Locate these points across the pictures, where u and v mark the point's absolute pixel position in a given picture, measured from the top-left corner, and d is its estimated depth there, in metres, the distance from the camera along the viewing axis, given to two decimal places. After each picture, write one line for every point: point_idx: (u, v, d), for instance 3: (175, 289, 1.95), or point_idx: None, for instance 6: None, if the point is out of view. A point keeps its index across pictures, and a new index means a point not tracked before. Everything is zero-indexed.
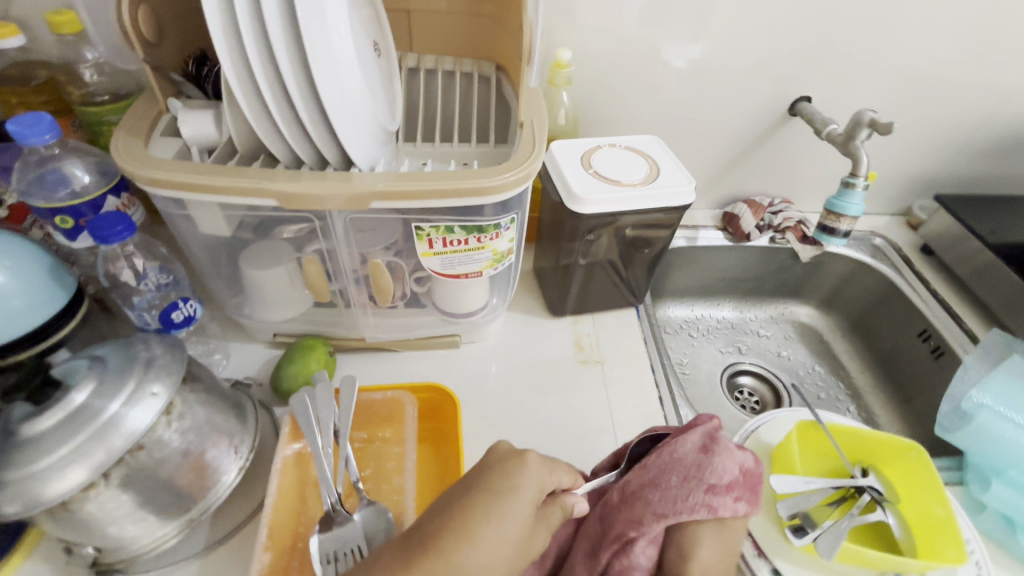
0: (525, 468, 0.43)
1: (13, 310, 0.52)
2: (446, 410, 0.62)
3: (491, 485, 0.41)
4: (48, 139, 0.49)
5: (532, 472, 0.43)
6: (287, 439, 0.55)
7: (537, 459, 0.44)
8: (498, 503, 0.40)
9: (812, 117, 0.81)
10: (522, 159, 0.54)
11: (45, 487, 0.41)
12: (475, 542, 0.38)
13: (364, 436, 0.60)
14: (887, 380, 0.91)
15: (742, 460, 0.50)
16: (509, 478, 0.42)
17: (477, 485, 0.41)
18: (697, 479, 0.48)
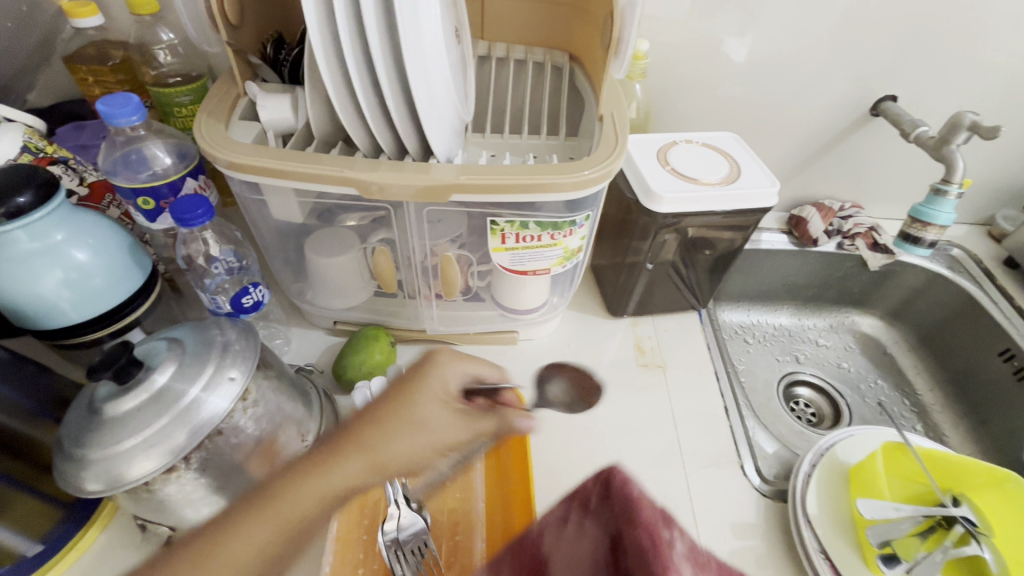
0: (437, 366, 0.56)
1: (95, 288, 0.52)
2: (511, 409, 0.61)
3: (411, 386, 0.54)
4: (134, 120, 0.49)
5: (448, 365, 0.56)
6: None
7: (453, 356, 0.58)
8: (419, 391, 0.53)
9: (899, 118, 0.76)
10: (604, 154, 0.52)
11: (129, 467, 0.42)
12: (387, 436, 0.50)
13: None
14: (960, 400, 0.86)
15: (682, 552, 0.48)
16: (429, 373, 0.55)
17: (402, 384, 0.55)
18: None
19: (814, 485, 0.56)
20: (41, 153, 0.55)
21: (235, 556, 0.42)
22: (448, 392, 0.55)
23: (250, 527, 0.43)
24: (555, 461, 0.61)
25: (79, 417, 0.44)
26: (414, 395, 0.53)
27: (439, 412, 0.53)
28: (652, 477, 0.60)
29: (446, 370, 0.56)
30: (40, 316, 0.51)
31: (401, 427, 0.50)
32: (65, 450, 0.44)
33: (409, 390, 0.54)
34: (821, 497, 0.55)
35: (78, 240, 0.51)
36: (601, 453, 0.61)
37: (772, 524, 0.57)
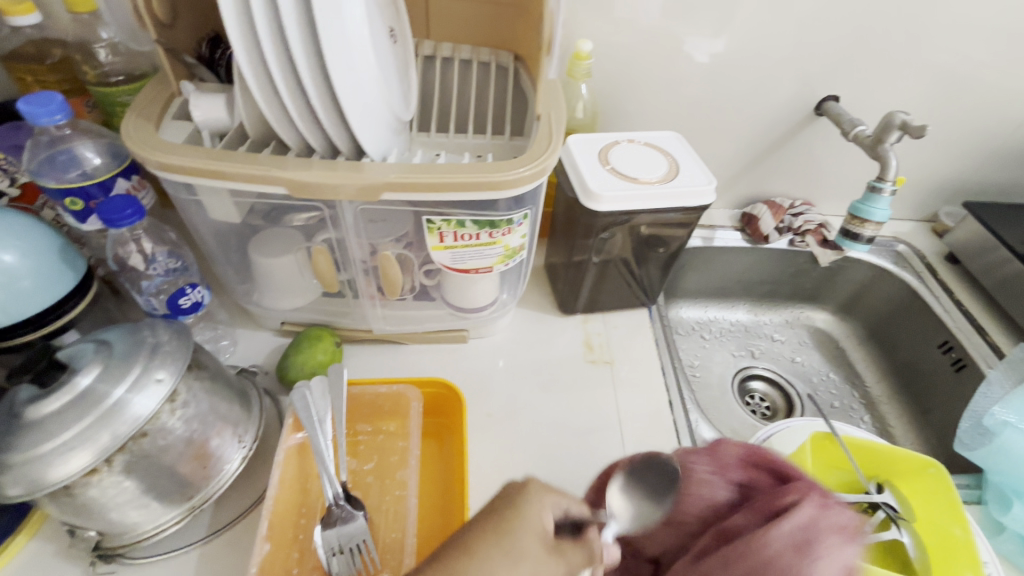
0: (529, 494, 0.42)
1: (24, 290, 0.51)
2: (452, 405, 0.61)
3: (507, 512, 0.40)
4: (59, 119, 0.48)
5: (540, 498, 0.42)
6: (289, 429, 0.54)
7: (545, 487, 0.43)
8: (509, 525, 0.39)
9: (839, 118, 0.78)
10: (539, 152, 0.53)
11: (48, 470, 0.41)
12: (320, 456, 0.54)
13: (370, 427, 0.60)
14: (904, 391, 0.89)
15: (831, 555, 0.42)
16: (520, 501, 0.41)
17: (498, 510, 0.40)
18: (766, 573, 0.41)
19: None
20: None
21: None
22: (545, 530, 0.40)
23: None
24: (500, 458, 0.61)
25: None
26: (506, 538, 0.38)
27: (538, 555, 0.39)
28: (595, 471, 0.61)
29: (540, 506, 0.41)
30: None
31: (493, 542, 0.38)
32: None
33: (506, 509, 0.40)
34: None
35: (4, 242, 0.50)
36: (547, 449, 0.62)
37: None
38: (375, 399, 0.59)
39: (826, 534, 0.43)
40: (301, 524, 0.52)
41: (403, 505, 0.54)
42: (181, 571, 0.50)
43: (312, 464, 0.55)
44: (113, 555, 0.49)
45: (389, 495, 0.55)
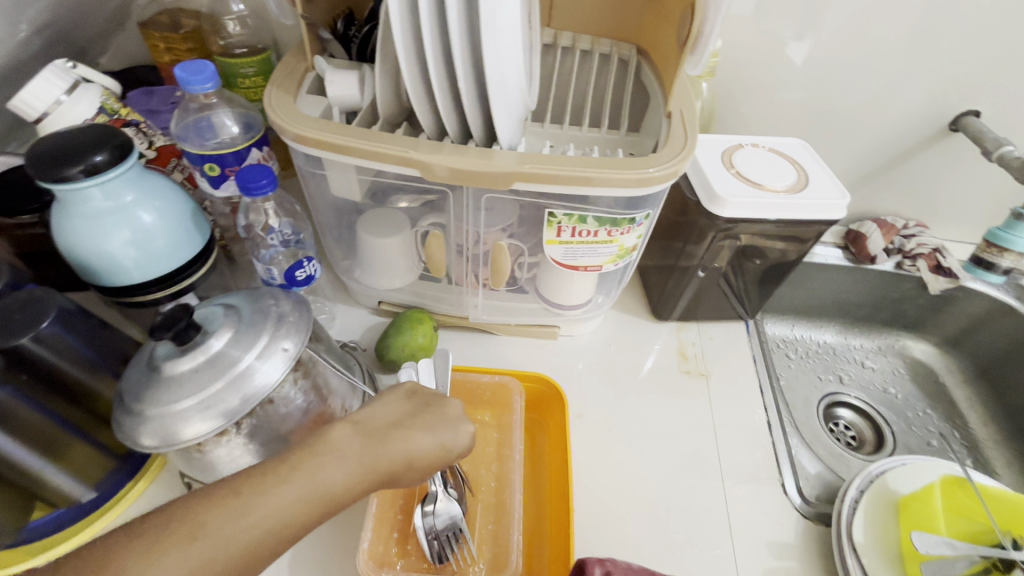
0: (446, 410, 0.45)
1: (158, 250, 0.54)
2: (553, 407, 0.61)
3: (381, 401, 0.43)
4: (208, 88, 0.50)
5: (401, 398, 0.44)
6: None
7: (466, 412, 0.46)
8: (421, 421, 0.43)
9: (981, 136, 0.71)
10: (672, 153, 0.50)
11: (184, 427, 0.43)
12: (398, 437, 0.42)
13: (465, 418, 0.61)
14: (1015, 437, 0.82)
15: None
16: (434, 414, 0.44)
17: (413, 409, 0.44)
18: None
19: (860, 514, 0.54)
20: (117, 115, 0.57)
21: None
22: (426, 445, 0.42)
23: (186, 537, 0.33)
24: (590, 461, 0.60)
25: (139, 373, 0.46)
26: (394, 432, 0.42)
27: (404, 430, 0.42)
28: (689, 486, 0.59)
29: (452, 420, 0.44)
30: (107, 273, 0.52)
31: (400, 439, 0.41)
32: (124, 403, 0.45)
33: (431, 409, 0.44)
34: (868, 525, 0.53)
35: (146, 202, 0.52)
36: (638, 456, 0.61)
37: (813, 547, 0.55)
38: (476, 387, 0.61)
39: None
40: (401, 506, 0.53)
41: (500, 498, 0.55)
42: None
43: None
44: None
45: (485, 486, 0.56)
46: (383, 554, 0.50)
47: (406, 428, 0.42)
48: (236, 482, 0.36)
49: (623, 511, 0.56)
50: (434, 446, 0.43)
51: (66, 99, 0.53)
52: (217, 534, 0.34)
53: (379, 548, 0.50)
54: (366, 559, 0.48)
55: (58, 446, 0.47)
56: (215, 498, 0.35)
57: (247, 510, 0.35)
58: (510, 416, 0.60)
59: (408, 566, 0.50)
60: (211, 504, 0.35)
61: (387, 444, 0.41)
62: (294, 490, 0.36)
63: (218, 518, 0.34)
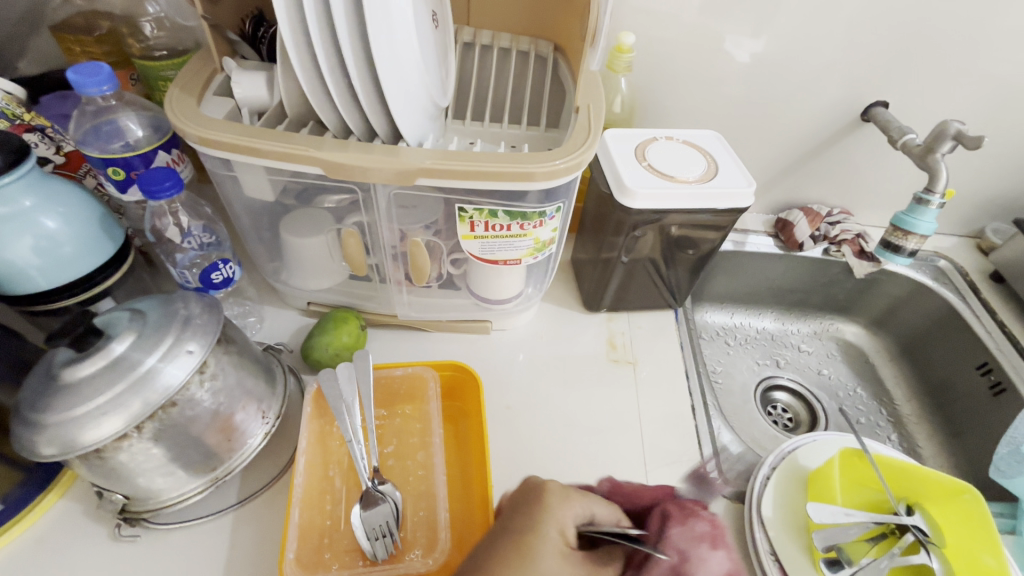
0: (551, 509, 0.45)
1: (64, 256, 0.53)
2: (470, 388, 0.60)
3: (527, 528, 0.44)
4: (105, 90, 0.49)
5: (557, 512, 0.45)
6: (310, 416, 0.55)
7: (562, 493, 0.47)
8: (531, 546, 0.42)
9: (887, 125, 0.75)
10: (576, 146, 0.52)
11: (81, 432, 0.42)
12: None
13: (385, 413, 0.60)
14: (936, 412, 0.86)
15: (720, 565, 0.49)
16: (540, 522, 0.44)
17: (514, 539, 0.43)
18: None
19: (771, 488, 0.56)
20: (19, 119, 0.56)
21: None
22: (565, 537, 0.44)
23: None
24: (516, 451, 0.61)
25: (38, 382, 0.45)
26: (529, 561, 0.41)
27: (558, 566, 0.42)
28: (613, 470, 0.60)
29: (561, 516, 0.45)
30: (9, 281, 0.51)
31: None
32: (22, 413, 0.44)
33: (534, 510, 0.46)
34: (777, 501, 0.55)
35: (48, 208, 0.51)
36: (565, 444, 0.62)
37: (730, 523, 0.57)
38: (390, 383, 0.60)
39: (698, 546, 0.49)
40: (328, 512, 0.52)
41: (428, 484, 0.55)
42: (205, 538, 0.51)
43: (339, 451, 0.56)
44: (138, 519, 0.50)
45: (412, 476, 0.56)
46: (314, 558, 0.48)
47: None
48: None
49: None
50: None
51: None
52: None
53: (308, 554, 0.49)
54: (293, 565, 0.46)
55: None
56: None
57: None
58: (427, 406, 0.60)
59: (343, 566, 0.48)
60: None
61: None
62: None
63: None
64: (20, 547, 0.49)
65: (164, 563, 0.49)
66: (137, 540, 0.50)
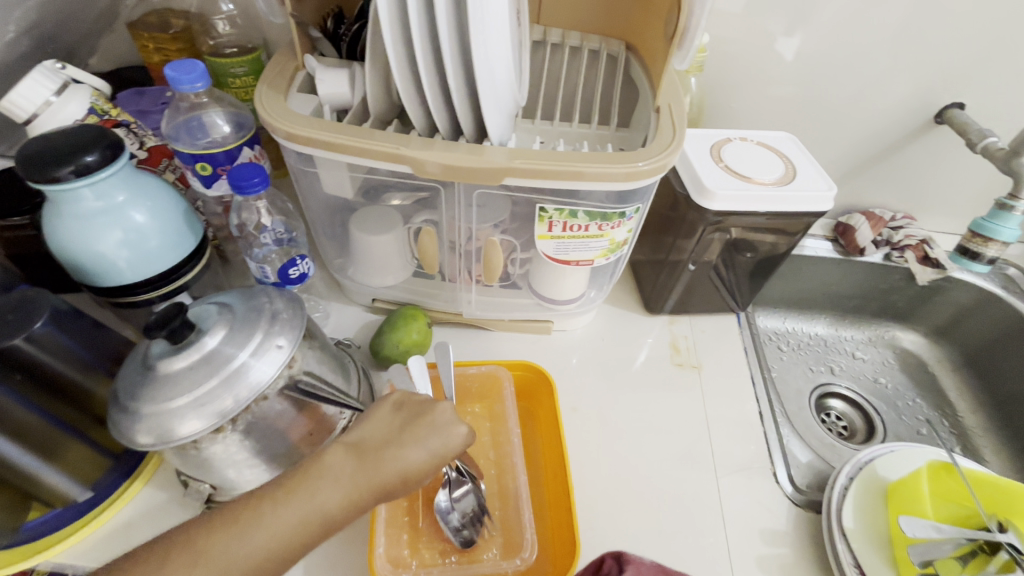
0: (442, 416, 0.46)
1: (150, 250, 0.54)
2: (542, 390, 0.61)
3: (421, 408, 0.46)
4: (199, 87, 0.50)
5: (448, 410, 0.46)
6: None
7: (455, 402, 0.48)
8: (425, 417, 0.45)
9: (966, 128, 0.72)
10: (661, 147, 0.51)
11: (178, 423, 0.43)
12: (401, 446, 0.43)
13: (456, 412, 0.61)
14: (1003, 425, 0.83)
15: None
16: (433, 407, 0.46)
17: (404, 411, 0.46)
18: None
19: (850, 499, 0.55)
20: (107, 115, 0.57)
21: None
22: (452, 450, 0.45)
23: (228, 534, 0.37)
24: (583, 452, 0.61)
25: (133, 373, 0.46)
26: (418, 423, 0.44)
27: (392, 425, 0.45)
28: (683, 475, 0.59)
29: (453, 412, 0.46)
30: (100, 273, 0.53)
31: (273, 511, 0.38)
32: (118, 403, 0.45)
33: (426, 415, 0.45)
34: (858, 512, 0.54)
35: (138, 202, 0.52)
36: (633, 447, 0.61)
37: (804, 534, 0.56)
38: (466, 380, 0.61)
39: None
40: (407, 508, 0.53)
41: (503, 483, 0.56)
42: None
43: None
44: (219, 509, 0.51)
45: (488, 476, 0.56)
46: (396, 554, 0.50)
47: (405, 440, 0.43)
48: (279, 485, 0.40)
49: (620, 503, 0.57)
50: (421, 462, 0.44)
51: (55, 100, 0.53)
52: (256, 537, 0.37)
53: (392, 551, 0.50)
54: (382, 560, 0.48)
55: (53, 446, 0.48)
56: (243, 509, 0.38)
57: (301, 491, 0.39)
58: (500, 404, 0.60)
59: (423, 563, 0.50)
60: (220, 526, 0.37)
61: (384, 466, 0.42)
62: (301, 509, 0.39)
63: (248, 529, 0.37)
64: (111, 532, 0.51)
65: None
66: None
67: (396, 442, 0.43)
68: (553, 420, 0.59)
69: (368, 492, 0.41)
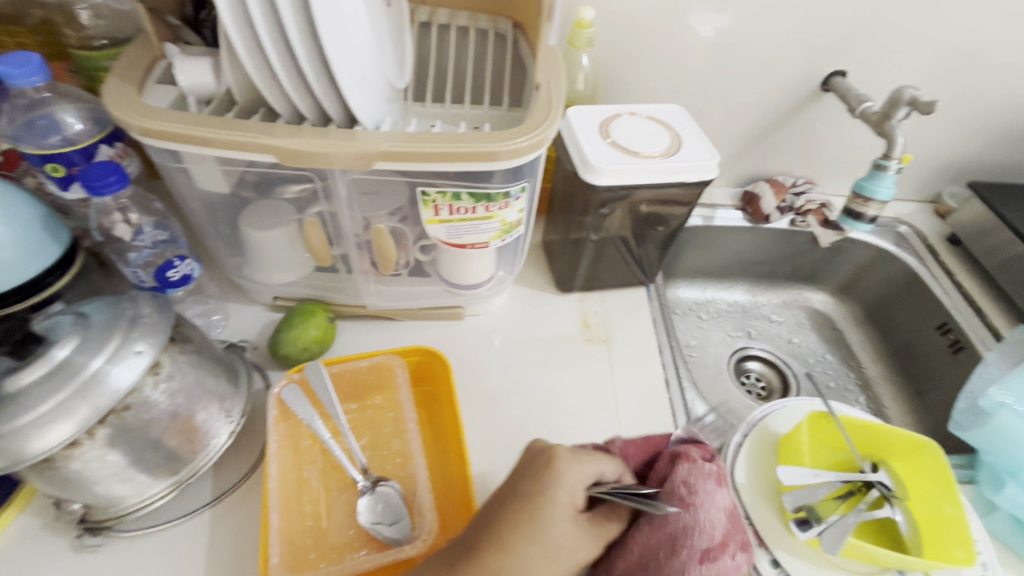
0: (559, 474, 0.44)
1: (3, 261, 0.50)
2: (439, 373, 0.60)
3: (536, 490, 0.43)
4: (36, 81, 0.46)
5: (569, 472, 0.44)
6: (276, 419, 0.53)
7: (574, 455, 0.45)
8: (542, 510, 0.42)
9: (846, 93, 0.75)
10: (537, 122, 0.51)
11: (27, 442, 0.40)
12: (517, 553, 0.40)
13: (355, 407, 0.59)
14: (901, 373, 0.89)
15: (723, 503, 0.46)
16: (551, 483, 0.43)
17: (522, 500, 0.42)
18: (687, 546, 0.44)
19: (743, 454, 0.57)
20: None
21: None
22: (573, 501, 0.44)
23: None
24: (493, 434, 0.61)
25: None
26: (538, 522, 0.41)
27: (567, 532, 0.42)
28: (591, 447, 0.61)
29: (573, 481, 0.44)
30: None
31: None
32: None
33: (540, 478, 0.44)
34: (749, 465, 0.56)
35: None
36: (542, 425, 0.62)
37: None
38: (359, 374, 0.58)
39: (706, 482, 0.46)
40: (308, 511, 0.51)
41: (407, 471, 0.55)
42: (174, 543, 0.50)
43: (311, 449, 0.55)
44: (100, 528, 0.48)
45: (388, 470, 0.55)
46: (301, 560, 0.48)
47: (531, 541, 0.41)
48: None
49: None
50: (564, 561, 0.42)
51: None
52: None
53: (294, 558, 0.48)
54: (278, 569, 0.45)
55: None
56: None
57: None
58: (397, 392, 0.59)
59: (331, 561, 0.48)
60: None
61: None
62: None
63: None
64: None
65: (134, 569, 0.48)
66: (102, 549, 0.49)
67: (506, 552, 0.40)
68: (451, 403, 0.59)
69: None
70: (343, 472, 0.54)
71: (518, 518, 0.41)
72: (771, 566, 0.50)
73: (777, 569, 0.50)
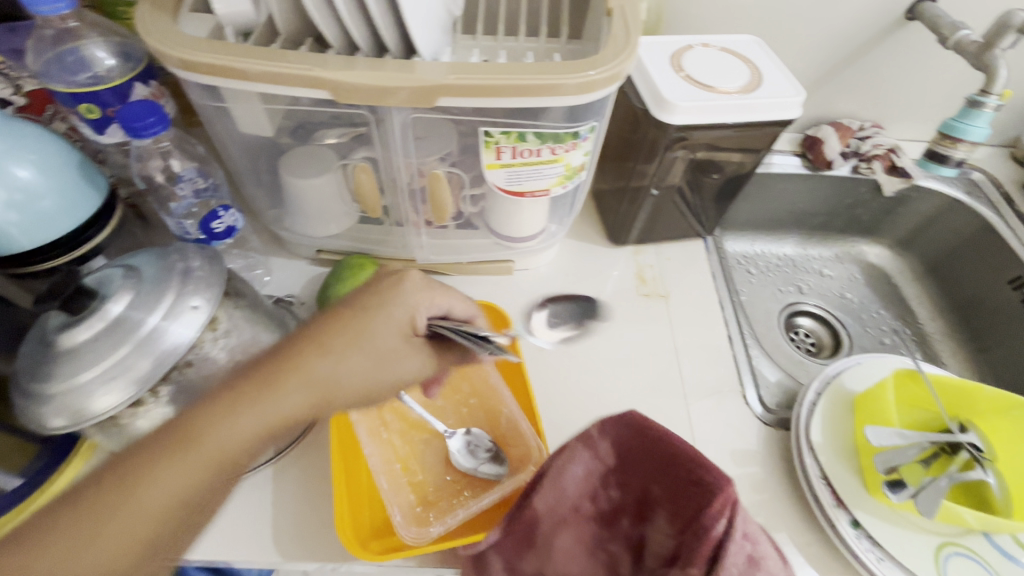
0: (400, 293, 0.46)
1: (44, 212, 0.47)
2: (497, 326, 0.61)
3: (373, 294, 0.46)
4: (60, 8, 0.41)
5: (411, 290, 0.46)
6: None
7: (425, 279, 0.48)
8: (369, 317, 0.44)
9: (936, 21, 0.68)
10: (612, 54, 0.45)
11: (91, 399, 0.39)
12: (339, 356, 0.43)
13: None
14: (963, 329, 0.85)
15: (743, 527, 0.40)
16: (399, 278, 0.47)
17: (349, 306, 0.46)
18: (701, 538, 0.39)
19: (818, 414, 0.54)
20: None
21: (175, 486, 0.37)
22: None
23: (165, 463, 0.37)
24: (552, 392, 0.59)
25: (33, 350, 0.41)
26: (358, 334, 0.44)
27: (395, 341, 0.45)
28: (653, 403, 0.58)
29: (409, 296, 0.46)
30: None
31: (194, 438, 0.38)
32: (21, 386, 0.40)
33: (377, 294, 0.46)
34: (825, 425, 0.54)
35: (18, 155, 0.45)
36: (601, 381, 0.60)
37: (774, 449, 0.56)
38: None
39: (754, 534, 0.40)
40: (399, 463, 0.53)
41: (485, 412, 0.57)
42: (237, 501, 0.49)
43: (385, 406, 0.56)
44: None
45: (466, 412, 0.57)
46: (412, 514, 0.49)
47: (359, 349, 0.44)
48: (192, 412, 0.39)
49: None
50: (385, 361, 0.45)
51: None
52: (220, 439, 0.38)
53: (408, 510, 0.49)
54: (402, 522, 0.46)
55: None
56: (172, 443, 0.38)
57: (251, 398, 0.40)
58: (457, 341, 0.60)
59: (440, 509, 0.50)
60: (150, 458, 0.37)
61: (324, 365, 0.42)
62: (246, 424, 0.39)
63: (200, 434, 0.38)
64: None
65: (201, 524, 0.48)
66: None
67: (330, 349, 0.43)
68: (510, 350, 0.60)
69: (323, 395, 0.42)
70: (423, 426, 0.56)
71: (340, 325, 0.44)
72: (852, 528, 0.48)
73: (858, 530, 0.48)
